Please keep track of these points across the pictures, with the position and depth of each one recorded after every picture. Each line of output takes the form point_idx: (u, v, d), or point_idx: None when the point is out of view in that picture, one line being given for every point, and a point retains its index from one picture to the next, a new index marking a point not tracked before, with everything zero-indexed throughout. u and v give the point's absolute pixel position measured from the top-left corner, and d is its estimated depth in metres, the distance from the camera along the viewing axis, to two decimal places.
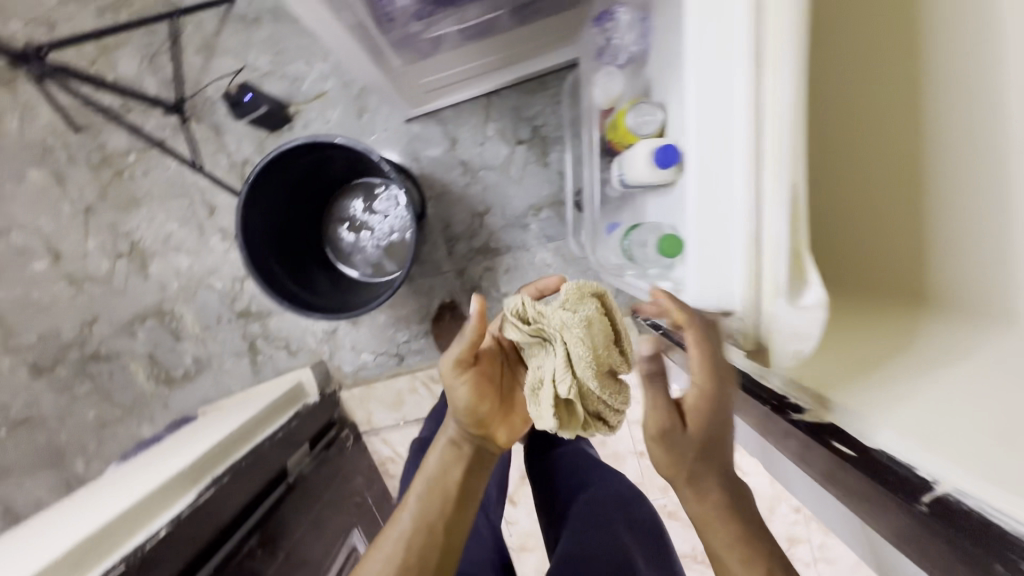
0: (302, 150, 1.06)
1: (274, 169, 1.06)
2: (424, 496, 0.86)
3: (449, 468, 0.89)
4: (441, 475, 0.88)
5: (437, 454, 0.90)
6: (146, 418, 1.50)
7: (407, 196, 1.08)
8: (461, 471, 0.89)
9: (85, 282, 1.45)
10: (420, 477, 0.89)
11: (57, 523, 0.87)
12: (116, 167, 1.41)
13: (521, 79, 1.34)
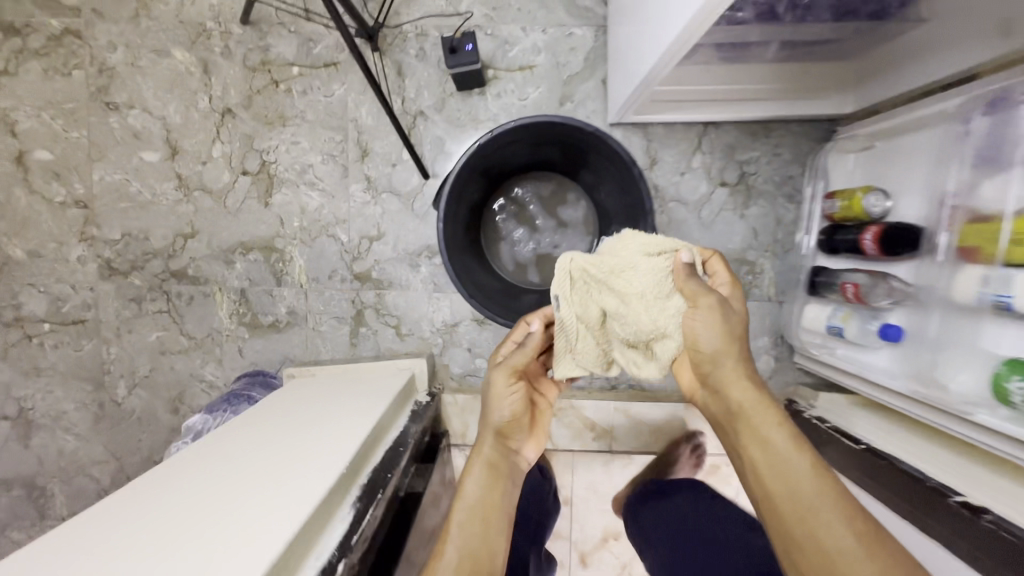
0: (541, 127, 0.95)
1: (502, 138, 0.96)
2: (462, 524, 0.74)
3: (488, 490, 0.77)
4: (477, 501, 0.76)
5: (474, 479, 0.77)
6: (213, 359, 1.31)
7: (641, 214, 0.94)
8: (498, 496, 0.77)
9: (195, 190, 1.26)
10: (456, 503, 0.77)
11: (205, 462, 0.73)
12: (273, 76, 1.23)
13: (751, 119, 1.19)
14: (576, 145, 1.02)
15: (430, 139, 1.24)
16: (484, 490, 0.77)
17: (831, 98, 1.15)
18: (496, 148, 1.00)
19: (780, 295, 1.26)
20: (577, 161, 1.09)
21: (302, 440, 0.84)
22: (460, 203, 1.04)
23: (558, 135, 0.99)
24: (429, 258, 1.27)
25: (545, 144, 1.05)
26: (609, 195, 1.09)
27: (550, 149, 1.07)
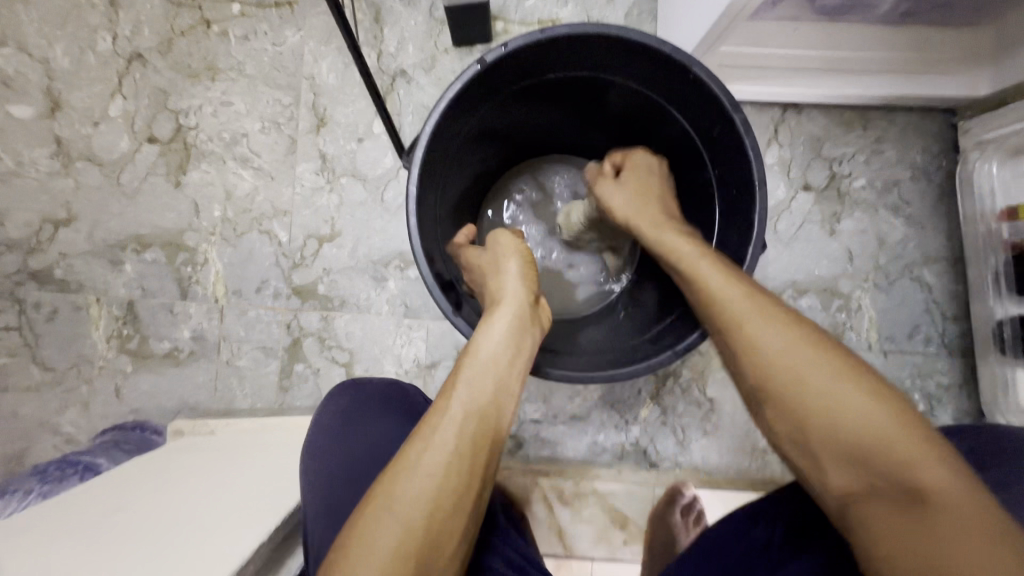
0: (582, 51, 0.62)
1: (519, 66, 0.62)
2: (469, 392, 0.50)
3: (490, 390, 0.51)
4: (491, 361, 0.52)
5: (495, 329, 0.54)
6: (75, 403, 0.90)
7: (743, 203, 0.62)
8: (520, 358, 0.54)
9: (78, 161, 0.91)
10: (462, 359, 0.53)
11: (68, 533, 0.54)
12: (205, 14, 0.91)
13: (846, 102, 0.89)
14: (632, 91, 0.68)
15: (412, 108, 0.90)
16: (500, 347, 0.53)
17: (957, 75, 0.86)
18: (508, 86, 0.66)
19: (883, 343, 0.91)
20: (625, 121, 0.76)
21: (190, 538, 0.54)
22: (445, 173, 0.68)
23: (605, 71, 0.66)
24: (401, 270, 0.90)
25: (583, 93, 0.71)
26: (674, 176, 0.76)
27: (590, 105, 0.74)
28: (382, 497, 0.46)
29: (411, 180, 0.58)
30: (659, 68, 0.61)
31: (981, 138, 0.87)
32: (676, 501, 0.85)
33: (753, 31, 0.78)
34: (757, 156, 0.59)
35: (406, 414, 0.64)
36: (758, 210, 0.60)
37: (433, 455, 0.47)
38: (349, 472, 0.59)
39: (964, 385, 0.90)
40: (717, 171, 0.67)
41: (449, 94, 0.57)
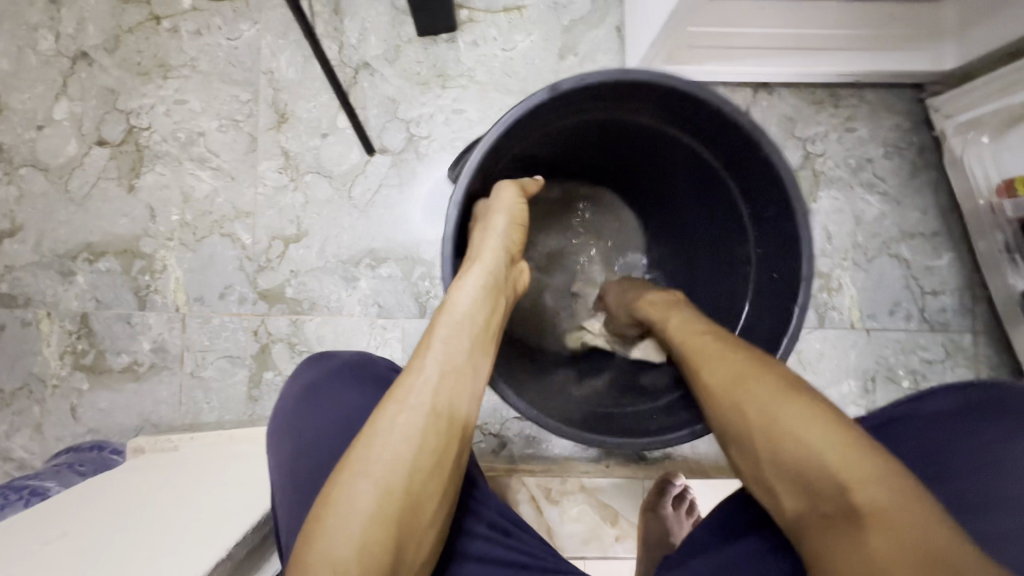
0: (639, 93, 0.57)
1: (572, 102, 0.57)
2: (441, 356, 0.49)
3: (463, 356, 0.50)
4: (466, 321, 0.51)
5: (467, 284, 0.52)
6: (26, 426, 0.84)
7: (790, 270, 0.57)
8: (491, 317, 0.53)
9: (22, 167, 0.85)
10: (437, 317, 0.51)
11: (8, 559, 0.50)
12: (154, 9, 0.87)
13: (816, 80, 0.89)
14: (684, 143, 0.63)
15: (378, 101, 0.87)
16: (474, 304, 0.52)
17: (925, 49, 0.85)
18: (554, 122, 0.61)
19: (865, 321, 0.91)
20: (665, 177, 0.71)
21: (159, 546, 0.52)
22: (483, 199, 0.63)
23: (662, 116, 0.61)
24: (372, 268, 0.86)
25: (617, 137, 0.67)
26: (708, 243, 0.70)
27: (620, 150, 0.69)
28: (352, 467, 0.45)
29: (448, 214, 0.54)
30: (718, 127, 0.57)
31: (957, 120, 0.86)
32: (669, 492, 0.81)
33: (720, 15, 0.77)
34: (809, 247, 0.54)
35: (374, 381, 0.59)
36: (802, 293, 0.55)
37: (402, 421, 0.46)
38: (316, 443, 0.54)
39: (945, 359, 0.90)
40: (760, 251, 0.62)
41: (495, 132, 0.52)
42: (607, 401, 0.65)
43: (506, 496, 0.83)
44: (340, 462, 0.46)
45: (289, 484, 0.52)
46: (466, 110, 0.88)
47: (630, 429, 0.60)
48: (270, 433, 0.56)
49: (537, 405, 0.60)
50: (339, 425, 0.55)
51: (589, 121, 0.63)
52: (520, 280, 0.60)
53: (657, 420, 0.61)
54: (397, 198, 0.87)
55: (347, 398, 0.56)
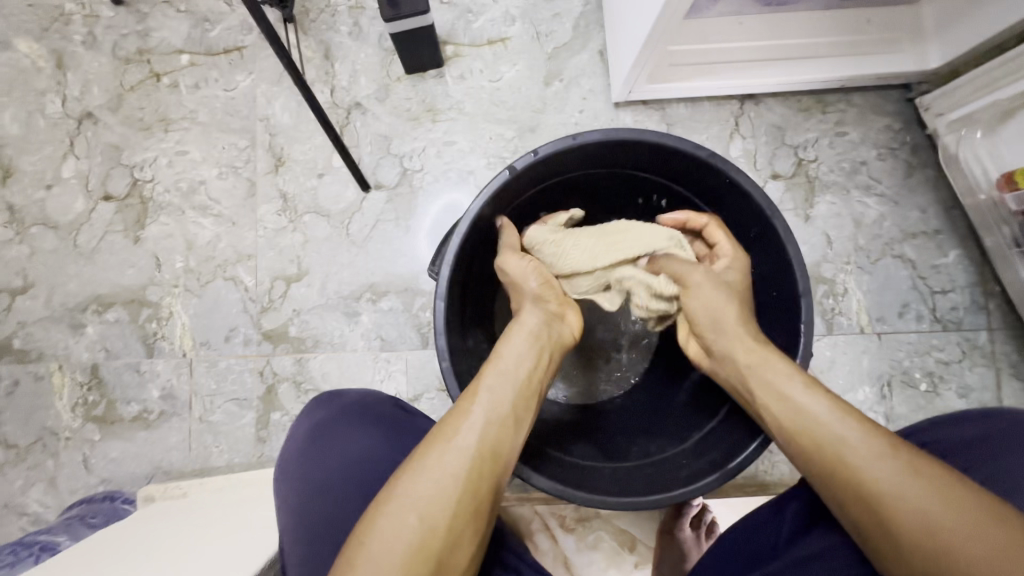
0: (610, 153, 0.58)
1: (546, 169, 0.58)
2: (487, 401, 0.49)
3: (516, 403, 0.50)
4: (517, 369, 0.52)
5: (515, 339, 0.54)
6: (41, 479, 0.84)
7: (790, 312, 0.55)
8: (535, 371, 0.53)
9: (33, 226, 0.88)
10: (487, 366, 0.52)
11: None
12: (154, 67, 0.90)
13: (801, 87, 0.89)
14: (662, 186, 0.63)
15: (371, 139, 0.90)
16: (521, 355, 0.53)
17: (906, 50, 0.86)
18: (531, 190, 0.61)
19: (874, 325, 0.89)
20: (649, 221, 0.70)
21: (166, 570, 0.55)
22: (473, 276, 0.62)
23: (635, 169, 0.61)
24: (373, 302, 0.87)
25: (612, 191, 0.66)
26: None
27: (616, 200, 0.68)
28: (399, 496, 0.45)
29: (441, 280, 0.53)
30: (691, 168, 0.57)
31: (949, 117, 0.85)
32: (686, 514, 0.79)
33: (698, 30, 0.80)
34: (800, 261, 0.52)
35: (383, 426, 0.57)
36: (803, 317, 0.53)
37: (448, 460, 0.46)
38: (319, 488, 0.54)
39: (962, 359, 0.88)
40: (754, 271, 0.60)
41: (476, 205, 0.53)
42: (633, 452, 0.62)
43: (518, 527, 0.81)
44: (381, 496, 0.46)
45: (291, 528, 0.52)
46: (457, 141, 0.90)
47: (646, 479, 0.56)
48: (277, 474, 0.56)
49: (545, 460, 0.57)
50: (342, 472, 0.54)
51: (566, 183, 0.63)
52: (572, 329, 0.59)
53: (676, 470, 0.58)
54: (394, 232, 0.88)
55: (351, 443, 0.55)
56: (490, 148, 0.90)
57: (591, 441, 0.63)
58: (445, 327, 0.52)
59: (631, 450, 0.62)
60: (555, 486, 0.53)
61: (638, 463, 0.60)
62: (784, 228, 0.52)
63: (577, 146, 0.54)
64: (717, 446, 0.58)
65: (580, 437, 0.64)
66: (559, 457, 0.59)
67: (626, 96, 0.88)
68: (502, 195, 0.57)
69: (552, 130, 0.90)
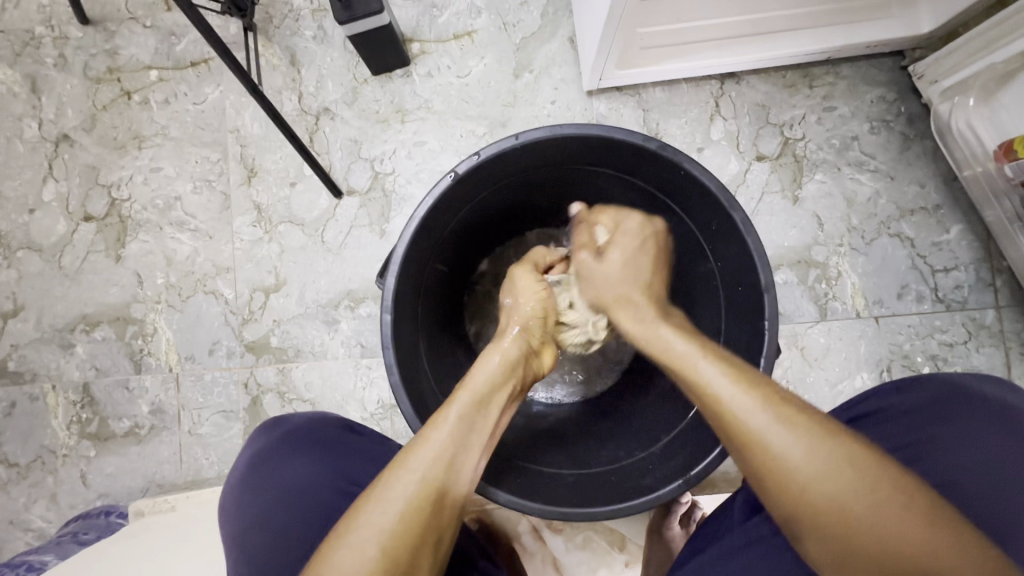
0: (561, 151, 0.56)
1: (495, 171, 0.57)
2: (456, 425, 0.48)
3: (478, 429, 0.50)
4: (488, 396, 0.51)
5: (490, 363, 0.53)
6: (42, 497, 0.87)
7: (755, 307, 0.53)
8: (506, 398, 0.53)
9: (19, 251, 0.90)
10: (457, 391, 0.51)
11: None
12: (125, 85, 0.91)
13: (784, 62, 0.85)
14: (622, 180, 0.62)
15: (340, 144, 0.88)
16: (495, 381, 0.52)
17: (895, 16, 0.80)
18: (484, 191, 0.60)
19: (871, 308, 0.84)
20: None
21: None
22: (430, 284, 0.62)
23: (591, 164, 0.59)
24: (351, 309, 0.87)
25: (574, 187, 0.65)
26: (674, 270, 0.66)
27: (579, 196, 0.67)
28: (357, 527, 0.42)
29: (387, 291, 0.52)
30: (646, 161, 0.55)
31: (943, 84, 0.80)
32: (675, 511, 0.78)
33: (666, 11, 0.71)
34: (759, 253, 0.50)
35: (327, 449, 0.60)
36: (766, 312, 0.51)
37: (411, 489, 0.44)
38: (265, 516, 0.56)
39: (967, 341, 0.83)
40: (719, 265, 0.58)
41: (419, 212, 0.52)
42: (599, 458, 0.61)
43: (503, 531, 0.78)
44: (339, 527, 0.43)
45: (242, 556, 0.54)
46: (428, 141, 0.88)
47: (605, 488, 0.56)
48: (228, 502, 0.59)
49: (505, 469, 0.57)
50: (289, 496, 0.57)
51: (522, 183, 0.62)
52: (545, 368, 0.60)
53: (639, 478, 0.57)
54: (368, 237, 0.87)
55: (296, 468, 0.59)
56: (462, 146, 0.88)
57: (559, 447, 0.63)
58: (391, 341, 0.52)
59: (599, 455, 0.62)
60: (513, 498, 0.52)
61: (601, 470, 0.59)
62: (741, 219, 0.50)
63: (520, 146, 0.53)
64: (682, 451, 0.57)
65: (548, 442, 0.63)
66: (520, 465, 0.58)
67: (597, 83, 0.84)
68: (450, 200, 0.56)
69: (524, 123, 0.87)
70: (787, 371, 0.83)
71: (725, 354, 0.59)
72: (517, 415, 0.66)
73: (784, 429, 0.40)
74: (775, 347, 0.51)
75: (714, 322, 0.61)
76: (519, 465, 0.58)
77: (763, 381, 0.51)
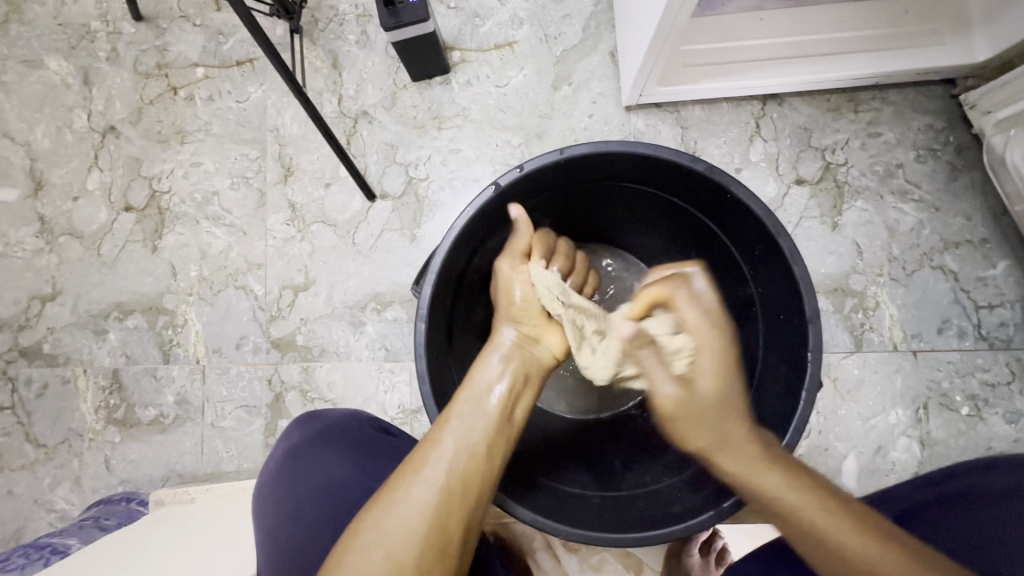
0: (606, 167, 0.56)
1: (538, 184, 0.57)
2: (459, 425, 0.48)
3: (480, 428, 0.48)
4: (489, 399, 0.50)
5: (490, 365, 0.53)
6: (66, 478, 0.88)
7: (799, 339, 0.51)
8: (511, 399, 0.52)
9: (61, 237, 0.92)
10: (458, 395, 0.51)
11: None
12: (171, 81, 0.93)
13: (830, 86, 0.83)
14: (663, 200, 0.61)
15: (377, 148, 0.89)
16: (496, 377, 0.52)
17: (950, 43, 0.78)
18: (524, 203, 0.60)
19: (909, 341, 0.81)
20: (654, 235, 0.68)
21: None
22: (463, 294, 0.62)
23: (633, 181, 0.59)
24: (377, 312, 0.87)
25: (614, 203, 0.64)
26: None
27: (618, 212, 0.66)
28: (364, 536, 0.42)
29: (422, 300, 0.52)
30: (692, 181, 0.54)
31: (997, 115, 0.78)
32: (694, 538, 0.74)
33: (715, 27, 0.75)
34: (807, 284, 0.49)
35: (358, 448, 0.60)
36: (809, 343, 0.50)
37: (419, 492, 0.43)
38: (294, 512, 0.57)
39: (1011, 381, 0.80)
40: (760, 291, 0.57)
41: (461, 221, 0.52)
42: (626, 481, 0.60)
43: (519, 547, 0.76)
44: (352, 531, 0.43)
45: (270, 550, 0.55)
46: (462, 148, 0.88)
47: (636, 514, 0.55)
48: (257, 497, 0.60)
49: (531, 488, 0.56)
50: (317, 490, 0.57)
51: (562, 197, 0.62)
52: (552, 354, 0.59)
53: (667, 506, 0.56)
54: (398, 241, 0.88)
55: (326, 464, 0.59)
56: (497, 155, 0.88)
57: (584, 466, 0.62)
58: (424, 349, 0.51)
59: (625, 477, 0.61)
60: (542, 522, 0.51)
61: (628, 494, 0.58)
62: (788, 247, 0.49)
63: (565, 160, 0.52)
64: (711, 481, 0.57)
65: (571, 459, 0.63)
66: (545, 483, 0.58)
67: (637, 99, 0.84)
68: (491, 210, 0.55)
69: (559, 135, 0.87)
70: (819, 402, 0.80)
71: (761, 382, 0.58)
72: (539, 429, 0.66)
73: (786, 479, 0.45)
74: (817, 381, 0.49)
75: (750, 349, 0.60)
76: (543, 483, 0.57)
77: (803, 415, 0.50)
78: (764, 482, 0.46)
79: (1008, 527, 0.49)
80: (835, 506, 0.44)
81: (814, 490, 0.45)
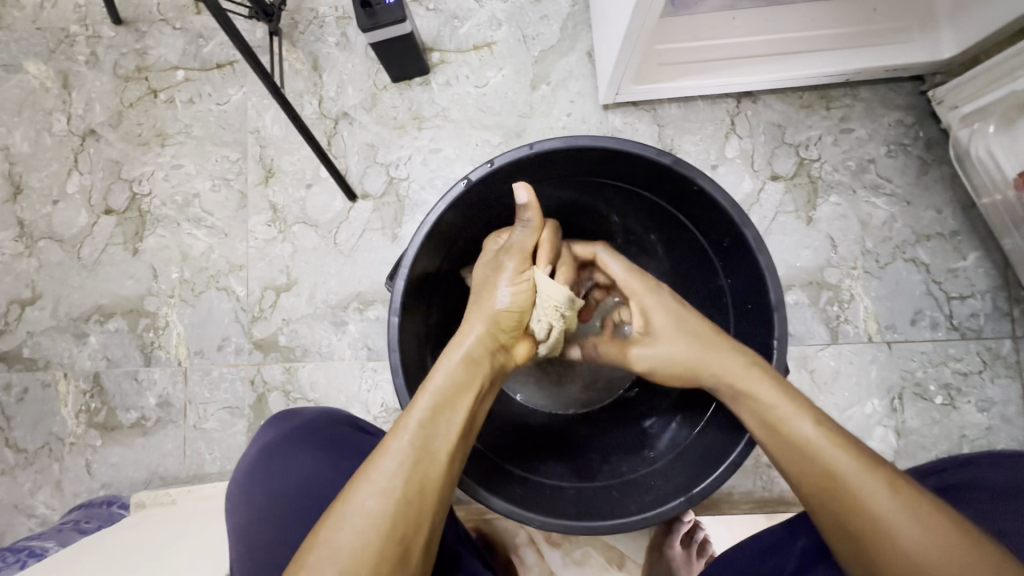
0: (577, 162, 0.57)
1: (511, 179, 0.58)
2: (415, 431, 0.47)
3: (437, 431, 0.48)
4: (446, 401, 0.49)
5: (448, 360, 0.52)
6: (47, 483, 0.88)
7: (766, 327, 0.53)
8: (473, 401, 0.51)
9: (41, 240, 0.92)
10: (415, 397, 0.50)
11: None
12: (151, 84, 0.93)
13: (801, 84, 0.85)
14: (636, 195, 0.62)
15: (357, 148, 0.90)
16: (455, 376, 0.51)
17: (916, 40, 0.80)
18: (498, 198, 0.61)
19: (884, 333, 0.83)
20: (628, 228, 0.69)
21: None
22: (438, 290, 0.63)
23: (605, 176, 0.60)
24: (360, 311, 0.87)
25: (588, 197, 0.65)
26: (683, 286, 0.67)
27: (592, 207, 0.67)
28: (319, 548, 0.42)
29: (396, 294, 0.53)
30: (661, 175, 0.56)
31: (964, 110, 0.80)
32: (676, 530, 0.75)
33: (687, 26, 0.76)
34: (772, 273, 0.50)
35: (332, 446, 0.61)
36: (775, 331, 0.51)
37: (372, 502, 0.43)
38: (269, 511, 0.57)
39: (983, 370, 0.82)
40: (730, 281, 0.59)
41: (433, 216, 0.53)
42: (602, 472, 0.61)
43: (502, 542, 0.76)
44: (312, 539, 0.43)
45: (245, 550, 0.55)
46: (442, 148, 0.89)
47: (611, 503, 0.56)
48: (231, 498, 0.60)
49: (507, 481, 0.56)
50: (291, 489, 0.58)
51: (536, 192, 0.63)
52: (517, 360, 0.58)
53: (642, 495, 0.56)
54: (379, 240, 0.88)
55: (299, 463, 0.59)
56: (476, 154, 0.89)
57: (561, 458, 0.63)
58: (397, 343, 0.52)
59: (601, 468, 0.61)
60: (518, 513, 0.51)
61: (603, 484, 0.59)
62: (752, 237, 0.51)
63: (535, 155, 0.53)
64: (683, 472, 0.58)
65: (549, 453, 0.63)
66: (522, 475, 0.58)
67: (614, 98, 0.85)
68: (464, 205, 0.56)
69: (538, 134, 0.88)
70: None
71: None
72: (517, 424, 0.66)
73: (812, 420, 0.46)
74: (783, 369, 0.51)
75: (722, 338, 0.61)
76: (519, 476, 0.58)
77: None
78: (795, 428, 0.47)
79: (972, 509, 0.50)
80: (875, 462, 0.44)
81: (839, 436, 0.45)
